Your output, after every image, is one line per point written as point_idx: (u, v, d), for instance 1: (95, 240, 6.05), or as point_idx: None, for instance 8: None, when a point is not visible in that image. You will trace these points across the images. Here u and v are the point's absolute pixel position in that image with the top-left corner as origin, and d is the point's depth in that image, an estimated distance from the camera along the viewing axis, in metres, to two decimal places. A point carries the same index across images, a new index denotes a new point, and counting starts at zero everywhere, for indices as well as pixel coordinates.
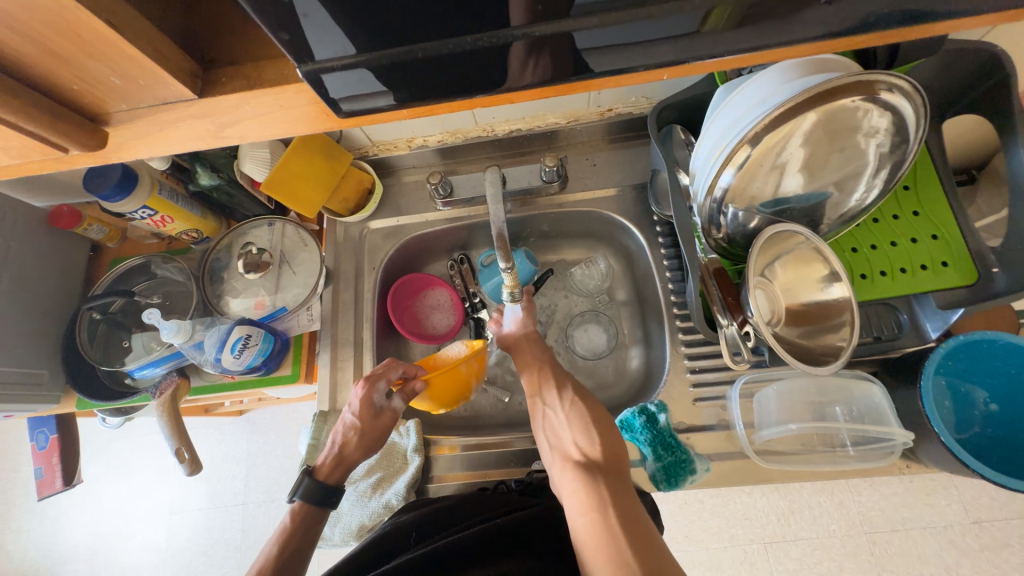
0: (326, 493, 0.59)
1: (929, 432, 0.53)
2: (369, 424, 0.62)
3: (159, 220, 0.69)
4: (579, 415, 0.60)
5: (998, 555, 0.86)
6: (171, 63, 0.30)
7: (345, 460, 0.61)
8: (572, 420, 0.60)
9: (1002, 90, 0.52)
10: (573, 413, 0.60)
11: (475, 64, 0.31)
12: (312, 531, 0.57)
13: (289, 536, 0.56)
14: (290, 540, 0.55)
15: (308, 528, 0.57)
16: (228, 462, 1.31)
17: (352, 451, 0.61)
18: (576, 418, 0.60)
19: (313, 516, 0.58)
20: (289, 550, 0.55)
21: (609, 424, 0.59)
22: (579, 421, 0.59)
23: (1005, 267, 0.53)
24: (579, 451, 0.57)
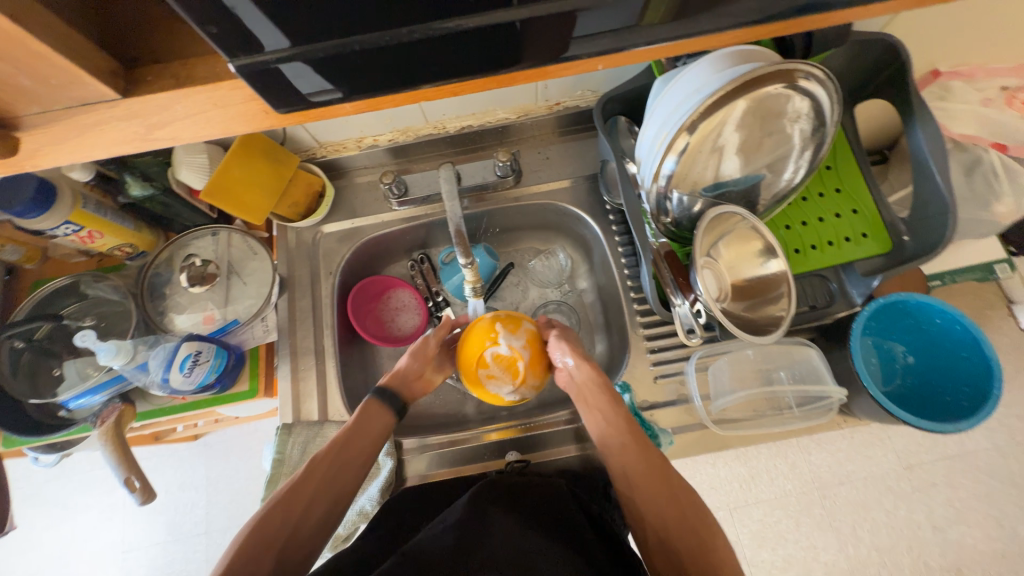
0: (386, 399, 0.62)
1: (860, 386, 0.59)
2: (418, 353, 0.67)
3: (86, 235, 0.63)
4: (694, 537, 0.50)
5: (929, 495, 0.96)
6: (88, 62, 0.28)
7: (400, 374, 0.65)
8: (682, 540, 0.50)
9: (900, 75, 0.58)
10: (684, 530, 0.50)
11: (414, 57, 0.31)
12: (371, 432, 0.60)
13: (354, 431, 0.59)
14: (353, 432, 0.59)
15: (369, 429, 0.60)
16: (187, 491, 1.23)
17: (404, 368, 0.66)
18: (688, 539, 0.50)
19: (376, 418, 0.61)
20: (351, 443, 0.58)
21: (731, 559, 0.49)
22: (692, 543, 0.50)
23: (913, 234, 0.59)
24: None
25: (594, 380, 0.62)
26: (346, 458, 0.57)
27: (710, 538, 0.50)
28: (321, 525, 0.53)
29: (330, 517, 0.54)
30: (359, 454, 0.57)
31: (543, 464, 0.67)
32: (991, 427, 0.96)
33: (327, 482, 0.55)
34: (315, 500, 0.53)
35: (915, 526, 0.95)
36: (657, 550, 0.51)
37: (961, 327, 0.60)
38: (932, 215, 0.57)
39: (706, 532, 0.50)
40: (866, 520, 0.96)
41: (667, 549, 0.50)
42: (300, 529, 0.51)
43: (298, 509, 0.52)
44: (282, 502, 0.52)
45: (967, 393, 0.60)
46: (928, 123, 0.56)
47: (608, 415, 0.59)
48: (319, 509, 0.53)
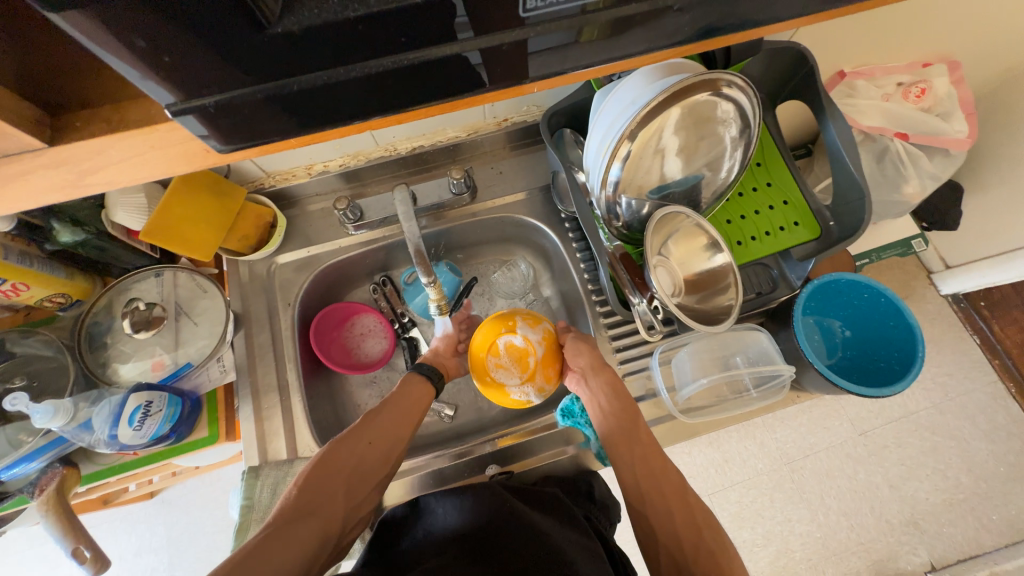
0: (429, 374, 0.67)
1: (806, 363, 0.64)
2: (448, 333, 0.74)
3: (10, 289, 0.58)
4: (710, 558, 0.49)
5: (882, 456, 1.03)
6: (8, 111, 0.27)
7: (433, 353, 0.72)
8: (698, 558, 0.49)
9: (811, 78, 0.64)
10: (698, 548, 0.50)
11: (358, 94, 0.31)
12: (422, 399, 0.65)
13: (406, 396, 0.64)
14: (405, 395, 0.64)
15: (419, 397, 0.65)
16: (145, 554, 1.13)
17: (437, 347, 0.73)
18: (703, 558, 0.49)
19: (424, 388, 0.66)
20: (405, 403, 0.63)
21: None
22: (708, 564, 0.49)
23: (837, 219, 0.65)
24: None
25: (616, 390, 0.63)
26: (388, 428, 0.60)
27: (722, 558, 0.49)
28: (377, 468, 0.57)
29: (385, 461, 0.58)
30: (412, 414, 0.63)
31: (525, 474, 0.67)
32: (926, 387, 1.05)
33: (385, 428, 0.59)
34: (376, 442, 0.58)
35: (874, 487, 1.02)
36: (672, 573, 0.49)
37: (886, 299, 0.66)
38: (851, 200, 0.63)
39: (720, 551, 0.50)
40: (831, 488, 1.03)
41: (682, 570, 0.49)
42: (359, 466, 0.56)
43: (360, 447, 0.57)
44: (344, 442, 0.56)
45: (898, 358, 0.66)
46: (838, 119, 0.63)
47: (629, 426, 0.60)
48: (378, 451, 0.58)
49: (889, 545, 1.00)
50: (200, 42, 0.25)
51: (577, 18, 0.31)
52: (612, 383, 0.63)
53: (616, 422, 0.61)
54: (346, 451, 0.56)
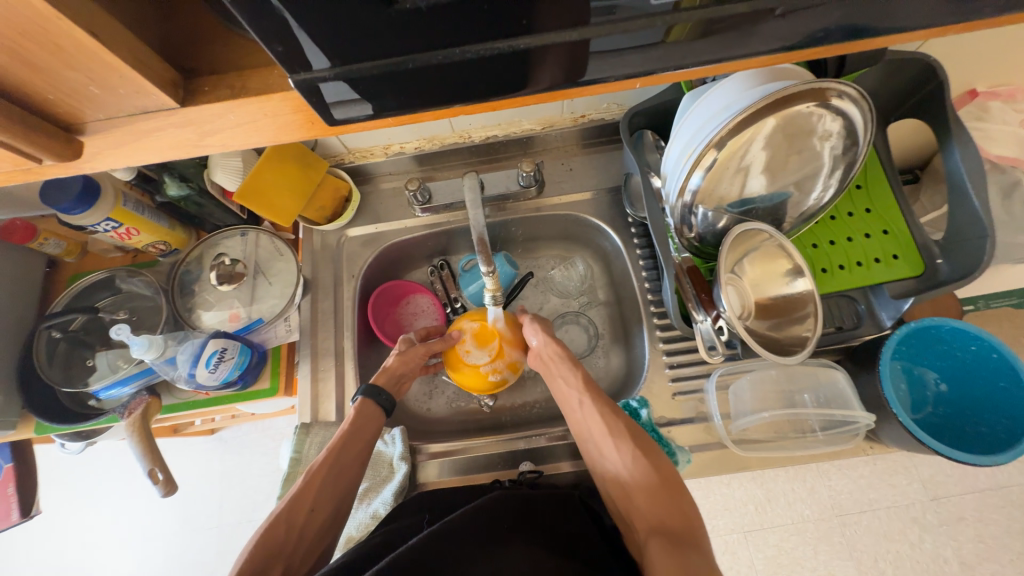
0: (384, 400, 0.65)
1: (889, 413, 0.57)
2: (407, 354, 0.69)
3: (124, 232, 0.66)
4: (644, 473, 0.54)
5: (956, 528, 0.92)
6: (153, 72, 0.29)
7: (390, 374, 0.68)
8: (636, 477, 0.55)
9: (939, 95, 0.57)
10: (634, 467, 0.55)
11: (462, 76, 0.30)
12: (368, 430, 0.63)
13: (349, 437, 0.61)
14: (352, 433, 0.62)
15: (366, 428, 0.63)
16: (200, 484, 1.25)
17: (394, 368, 0.68)
18: (639, 474, 0.55)
19: (372, 419, 0.64)
20: (350, 444, 0.61)
21: (675, 480, 0.54)
22: (642, 479, 0.54)
23: (947, 258, 0.57)
24: (647, 513, 0.52)
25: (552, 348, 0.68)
26: (343, 465, 0.59)
27: (654, 466, 0.55)
28: (320, 538, 0.56)
29: (332, 520, 0.57)
30: (355, 458, 0.60)
31: (557, 477, 0.66)
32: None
33: (329, 491, 0.57)
34: (318, 505, 0.56)
35: (942, 561, 0.91)
36: (619, 492, 0.56)
37: (998, 355, 0.57)
38: (968, 238, 0.55)
39: (651, 462, 0.55)
40: (888, 552, 0.93)
41: (624, 486, 0.55)
42: (300, 543, 0.54)
43: (301, 520, 0.54)
44: (284, 514, 0.54)
45: (1004, 424, 0.58)
46: (967, 145, 0.55)
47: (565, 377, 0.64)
48: (321, 519, 0.56)
49: None
50: (327, 14, 0.25)
51: (666, 14, 0.29)
52: (558, 348, 0.66)
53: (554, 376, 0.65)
54: (286, 524, 0.53)
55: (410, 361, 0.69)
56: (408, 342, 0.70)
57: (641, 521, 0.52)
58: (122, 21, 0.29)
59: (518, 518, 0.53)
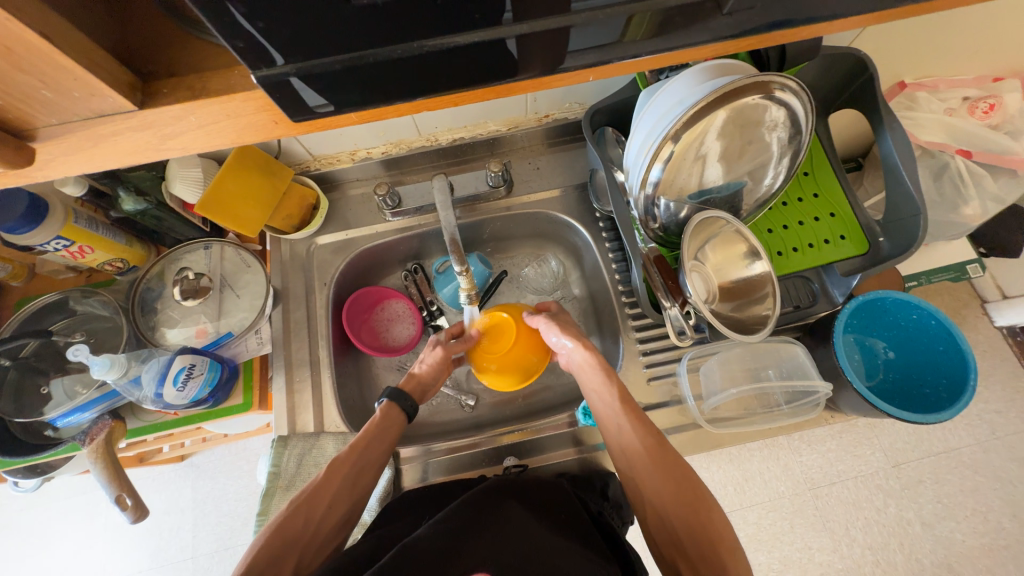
0: (407, 404, 0.64)
1: (845, 381, 0.61)
2: (434, 359, 0.68)
3: (76, 251, 0.63)
4: (691, 515, 0.51)
5: (916, 492, 0.98)
6: (109, 75, 0.29)
7: (418, 382, 0.67)
8: (682, 518, 0.51)
9: (870, 84, 0.61)
10: (679, 505, 0.52)
11: (425, 70, 0.31)
12: (392, 433, 0.61)
13: (374, 438, 0.59)
14: (376, 433, 0.60)
15: (390, 429, 0.61)
16: (172, 515, 1.19)
17: (421, 375, 0.68)
18: (686, 515, 0.51)
19: (396, 423, 0.63)
20: (373, 444, 0.59)
21: (723, 525, 0.51)
22: (679, 504, 0.52)
23: (887, 235, 0.62)
24: (694, 560, 0.49)
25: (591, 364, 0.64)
26: (367, 461, 0.58)
27: (702, 511, 0.51)
28: (335, 534, 0.54)
29: (348, 519, 0.55)
30: (378, 459, 0.59)
31: (541, 469, 0.67)
32: (971, 423, 0.99)
33: (348, 489, 0.55)
34: (337, 502, 0.54)
35: (905, 522, 0.97)
36: (660, 531, 0.53)
37: (936, 321, 0.62)
38: (903, 216, 0.60)
39: (698, 503, 0.52)
40: (856, 519, 0.98)
41: (665, 523, 0.52)
42: (315, 537, 0.52)
43: (319, 514, 0.53)
44: (304, 506, 0.52)
45: (945, 385, 0.63)
46: (896, 130, 0.60)
47: (601, 394, 0.61)
48: (338, 516, 0.54)
49: None
50: (287, 10, 0.26)
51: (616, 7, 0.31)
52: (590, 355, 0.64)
53: (595, 394, 0.62)
54: (304, 516, 0.52)
55: (439, 366, 0.68)
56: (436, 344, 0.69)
57: (686, 565, 0.49)
58: (73, 23, 0.28)
59: (508, 496, 0.54)
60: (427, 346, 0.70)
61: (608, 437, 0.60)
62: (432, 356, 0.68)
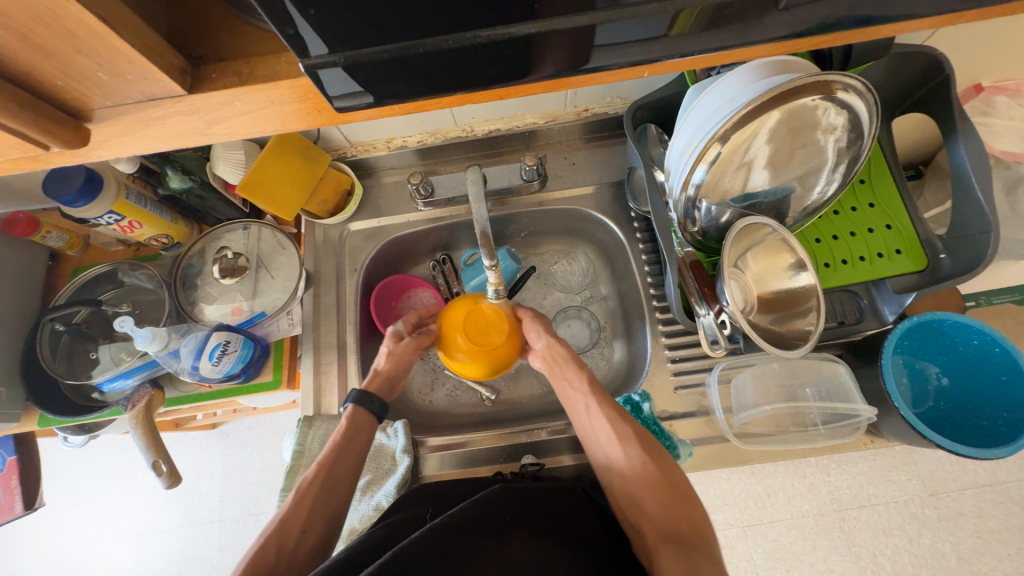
0: (375, 407, 0.63)
1: (891, 407, 0.57)
2: (397, 354, 0.67)
3: (126, 226, 0.66)
4: (657, 491, 0.53)
5: (954, 524, 0.92)
6: (161, 59, 0.29)
7: (385, 378, 0.66)
8: (649, 492, 0.53)
9: (945, 88, 0.56)
10: (646, 481, 0.53)
11: (472, 62, 0.30)
12: (360, 442, 0.61)
13: (341, 448, 0.59)
14: (346, 443, 0.60)
15: (358, 437, 0.61)
16: (202, 479, 1.26)
17: (387, 369, 0.66)
18: (653, 488, 0.53)
19: (366, 426, 0.62)
20: (341, 456, 0.59)
21: (688, 494, 0.53)
22: (648, 484, 0.53)
23: (951, 252, 0.58)
24: (658, 524, 0.51)
25: (560, 353, 0.65)
26: (337, 476, 0.57)
27: (668, 482, 0.53)
28: (312, 560, 0.53)
29: (324, 540, 0.55)
30: (349, 468, 0.59)
31: (559, 470, 0.66)
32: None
33: (322, 506, 0.55)
34: (310, 524, 0.54)
35: (940, 555, 0.92)
36: (628, 504, 0.54)
37: (1000, 349, 0.57)
38: (971, 233, 0.55)
39: (665, 477, 0.53)
40: (887, 547, 0.93)
41: (632, 495, 0.54)
42: (291, 565, 0.51)
43: (293, 539, 0.53)
44: (275, 534, 0.52)
45: (1005, 419, 0.58)
46: (971, 139, 0.55)
47: (572, 382, 0.62)
48: (313, 538, 0.54)
49: None
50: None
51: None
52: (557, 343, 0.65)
53: (566, 383, 0.62)
54: (277, 543, 0.52)
55: (402, 361, 0.67)
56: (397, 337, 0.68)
57: (650, 530, 0.51)
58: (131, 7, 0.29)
59: (517, 509, 0.53)
60: (390, 338, 0.68)
61: (578, 423, 0.61)
62: (392, 351, 0.67)
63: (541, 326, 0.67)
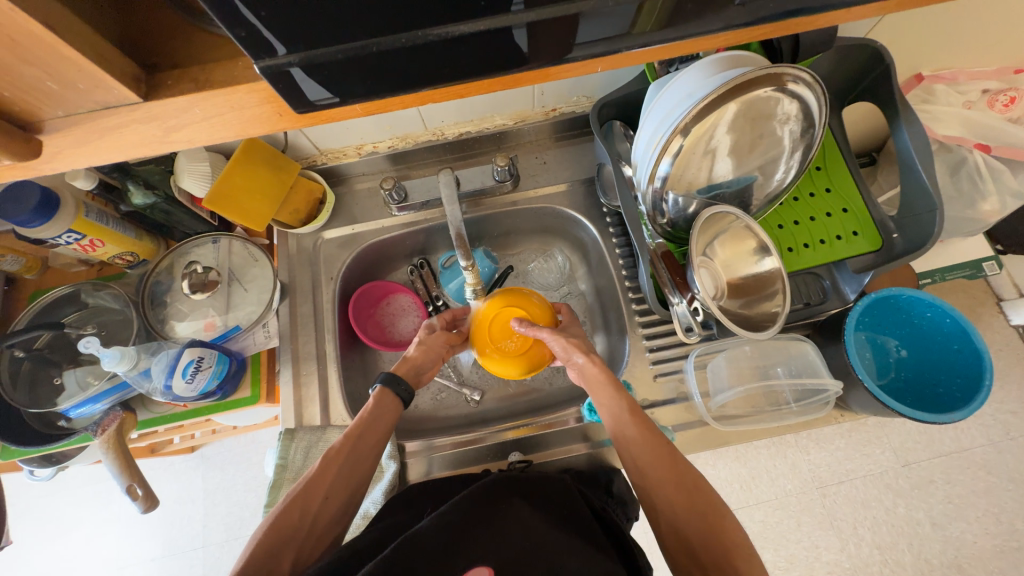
0: (402, 390, 0.63)
1: (855, 380, 0.60)
2: (427, 342, 0.68)
3: (87, 244, 0.64)
4: (701, 517, 0.51)
5: (926, 492, 0.96)
6: (113, 67, 0.29)
7: (412, 365, 0.66)
8: (700, 533, 0.50)
9: (887, 76, 0.60)
10: (698, 523, 0.51)
11: (429, 61, 0.31)
12: (386, 420, 0.60)
13: (368, 426, 0.58)
14: (372, 422, 0.59)
15: (384, 417, 0.60)
16: (183, 504, 1.22)
17: (415, 358, 0.67)
18: (705, 530, 0.50)
19: (392, 408, 0.62)
20: (366, 434, 0.58)
21: (742, 538, 0.50)
22: (689, 507, 0.52)
23: (902, 231, 0.61)
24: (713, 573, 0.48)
25: (601, 378, 0.61)
26: (362, 450, 0.57)
27: (722, 525, 0.50)
28: (332, 526, 0.53)
29: (345, 508, 0.55)
30: (373, 448, 0.58)
31: (545, 464, 0.67)
32: (985, 423, 0.98)
33: (346, 476, 0.55)
34: (333, 492, 0.53)
35: (915, 523, 0.96)
36: (677, 546, 0.51)
37: (950, 320, 0.61)
38: (919, 212, 0.59)
39: (718, 519, 0.51)
40: (865, 518, 0.97)
41: (682, 537, 0.51)
42: (312, 531, 0.51)
43: (315, 505, 0.52)
44: (299, 497, 0.51)
45: (959, 385, 0.61)
46: (913, 123, 0.59)
47: (609, 404, 0.59)
48: (336, 504, 0.53)
49: None
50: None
51: None
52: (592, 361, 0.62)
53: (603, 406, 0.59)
54: (300, 507, 0.51)
55: (432, 350, 0.68)
56: (430, 328, 0.69)
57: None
58: (78, 15, 0.28)
59: (516, 489, 0.55)
60: (422, 329, 0.69)
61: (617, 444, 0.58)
62: (423, 340, 0.68)
63: (579, 346, 0.63)
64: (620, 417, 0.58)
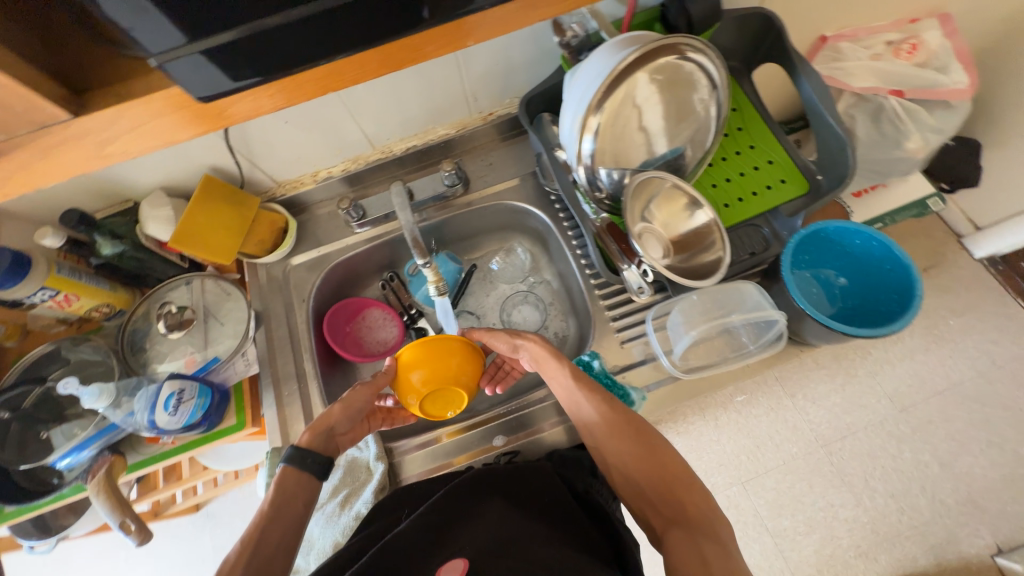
0: (312, 464, 0.57)
1: (802, 312, 0.63)
2: (349, 399, 0.64)
3: (63, 300, 0.67)
4: (649, 463, 0.55)
5: (928, 432, 0.98)
6: (46, 91, 0.37)
7: (325, 429, 0.61)
8: (644, 474, 0.54)
9: (779, 38, 0.66)
10: (643, 465, 0.55)
11: (304, 39, 0.39)
12: (298, 502, 0.55)
13: (275, 512, 0.53)
14: (282, 501, 0.54)
15: (291, 503, 0.55)
16: (194, 566, 1.19)
17: (333, 418, 0.62)
18: (647, 470, 0.54)
19: (301, 488, 0.56)
20: (276, 520, 0.53)
21: (681, 468, 0.54)
22: (634, 459, 0.55)
23: (824, 172, 0.66)
24: (663, 513, 0.51)
25: (546, 354, 0.66)
26: (272, 539, 0.52)
27: (661, 463, 0.54)
28: None
29: None
30: (281, 540, 0.52)
31: (530, 446, 0.69)
32: (966, 356, 1.02)
33: None
34: None
35: (924, 465, 0.97)
36: (630, 490, 0.55)
37: (877, 243, 0.64)
38: (835, 152, 0.64)
39: (657, 457, 0.55)
40: (876, 469, 0.98)
41: (635, 486, 0.55)
42: None
43: None
44: None
45: (896, 302, 0.65)
46: (811, 74, 0.64)
47: (557, 377, 0.64)
48: None
49: (948, 527, 0.94)
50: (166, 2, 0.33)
51: None
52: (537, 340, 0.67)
53: (552, 380, 0.64)
54: None
55: (351, 408, 0.64)
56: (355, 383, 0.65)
57: (657, 519, 0.52)
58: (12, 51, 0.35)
59: (491, 486, 0.58)
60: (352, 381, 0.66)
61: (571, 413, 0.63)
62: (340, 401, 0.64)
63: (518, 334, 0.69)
64: (557, 384, 0.64)
